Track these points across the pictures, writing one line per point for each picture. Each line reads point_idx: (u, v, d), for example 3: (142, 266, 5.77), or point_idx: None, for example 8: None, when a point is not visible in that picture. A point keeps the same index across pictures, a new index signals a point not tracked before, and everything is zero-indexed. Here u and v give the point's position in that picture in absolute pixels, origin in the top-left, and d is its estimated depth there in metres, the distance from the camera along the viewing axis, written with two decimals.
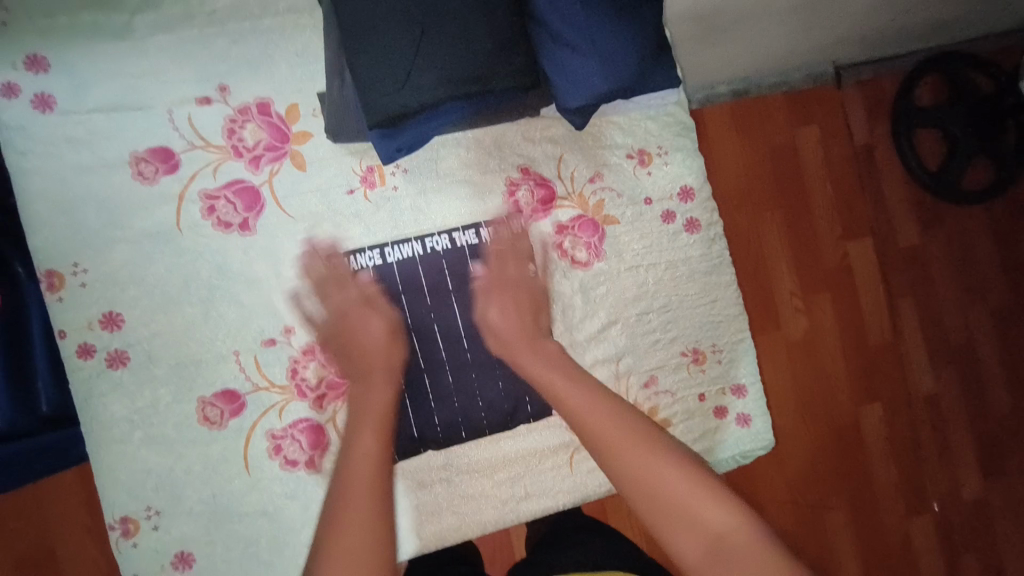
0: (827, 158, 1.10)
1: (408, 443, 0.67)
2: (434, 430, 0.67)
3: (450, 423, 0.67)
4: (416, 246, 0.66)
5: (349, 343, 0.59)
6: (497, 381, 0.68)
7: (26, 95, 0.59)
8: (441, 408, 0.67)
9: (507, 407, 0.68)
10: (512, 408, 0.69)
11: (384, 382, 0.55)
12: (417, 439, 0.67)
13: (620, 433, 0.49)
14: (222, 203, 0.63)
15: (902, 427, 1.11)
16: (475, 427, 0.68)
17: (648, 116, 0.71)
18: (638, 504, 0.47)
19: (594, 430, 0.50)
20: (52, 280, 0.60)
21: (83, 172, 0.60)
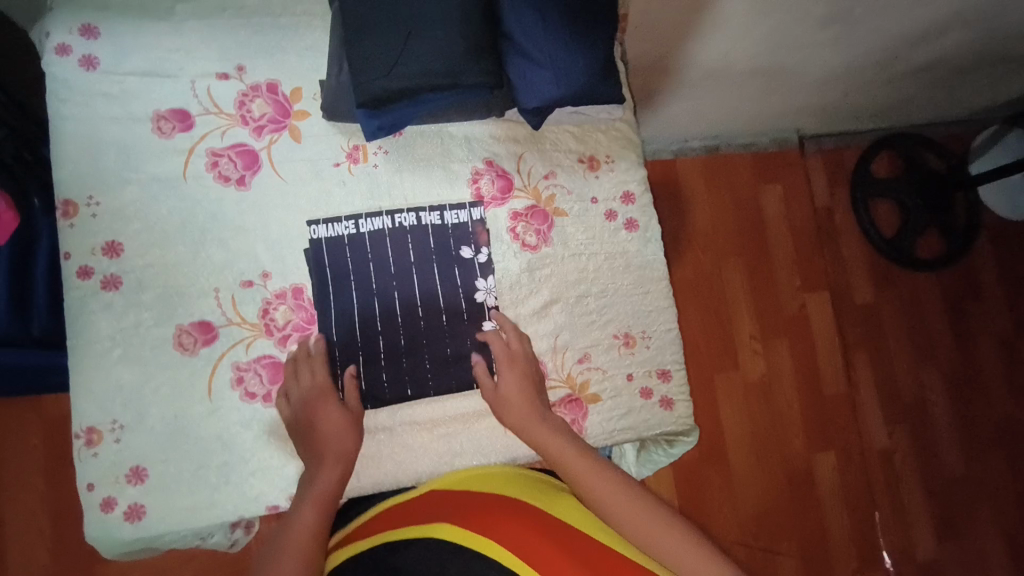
0: (711, 248, 1.71)
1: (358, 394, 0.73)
2: (382, 384, 0.74)
3: (397, 379, 0.74)
4: (386, 219, 0.76)
5: (317, 441, 0.69)
6: (447, 346, 0.76)
7: (76, 57, 0.71)
8: (392, 366, 0.74)
9: (454, 371, 0.76)
10: (457, 370, 0.76)
11: (333, 480, 0.69)
12: (366, 390, 0.73)
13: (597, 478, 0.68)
14: (224, 160, 0.73)
15: (758, 434, 1.66)
16: (421, 385, 0.75)
17: (599, 129, 0.84)
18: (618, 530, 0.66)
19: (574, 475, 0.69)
20: (68, 208, 0.69)
21: (111, 122, 0.71)
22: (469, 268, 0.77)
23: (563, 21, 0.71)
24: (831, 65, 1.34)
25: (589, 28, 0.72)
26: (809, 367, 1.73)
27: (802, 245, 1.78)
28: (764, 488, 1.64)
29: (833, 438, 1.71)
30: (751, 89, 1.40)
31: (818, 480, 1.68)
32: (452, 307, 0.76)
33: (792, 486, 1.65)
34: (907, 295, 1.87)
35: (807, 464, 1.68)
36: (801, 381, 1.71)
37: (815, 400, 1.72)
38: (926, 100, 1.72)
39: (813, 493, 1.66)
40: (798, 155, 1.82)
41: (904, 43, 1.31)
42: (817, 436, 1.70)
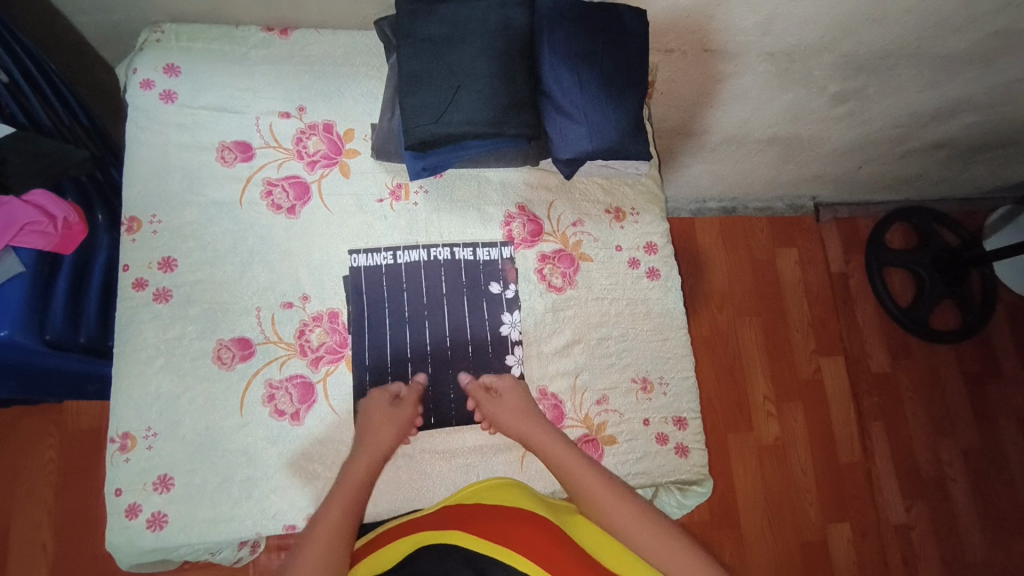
0: (727, 306, 1.74)
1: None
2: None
3: (421, 406, 0.77)
4: (422, 252, 0.81)
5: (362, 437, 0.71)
6: (470, 377, 0.79)
7: (156, 91, 0.78)
8: (417, 393, 0.77)
9: (474, 403, 0.78)
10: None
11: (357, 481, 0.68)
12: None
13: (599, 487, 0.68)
14: (278, 190, 0.79)
15: (770, 499, 1.62)
16: (444, 416, 0.78)
17: (626, 183, 0.89)
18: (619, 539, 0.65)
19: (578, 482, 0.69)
20: (132, 224, 0.75)
21: (181, 150, 0.78)
22: (496, 302, 0.81)
23: (598, 85, 0.78)
24: (846, 138, 1.41)
25: (621, 92, 0.79)
26: (825, 433, 1.71)
27: (816, 309, 1.80)
28: (778, 556, 1.58)
29: (848, 508, 1.66)
30: (769, 156, 1.47)
31: (833, 552, 1.62)
32: (479, 342, 0.80)
33: (806, 556, 1.60)
34: (923, 366, 1.87)
35: (822, 534, 1.63)
36: (815, 447, 1.69)
37: (831, 467, 1.69)
38: (940, 176, 1.77)
39: (828, 566, 1.61)
40: (814, 221, 1.87)
41: (916, 122, 1.37)
42: (833, 505, 1.66)
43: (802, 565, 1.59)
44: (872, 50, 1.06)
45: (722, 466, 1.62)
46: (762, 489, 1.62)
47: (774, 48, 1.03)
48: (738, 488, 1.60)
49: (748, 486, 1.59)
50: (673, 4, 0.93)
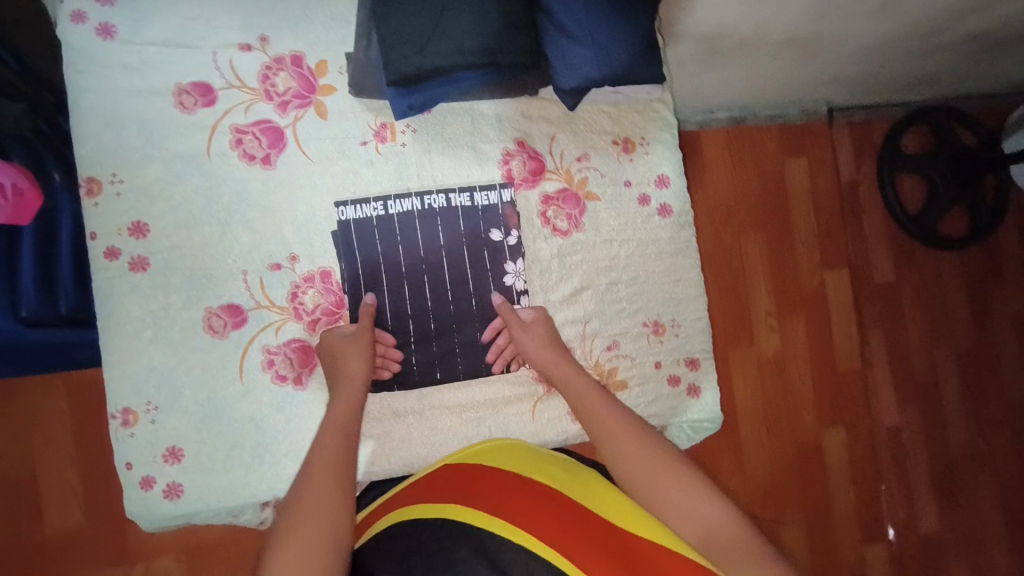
0: (732, 221, 1.68)
1: (385, 377, 0.73)
2: (410, 368, 0.74)
3: (426, 363, 0.74)
4: (415, 200, 0.74)
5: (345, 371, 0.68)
6: (474, 331, 0.75)
7: (91, 25, 0.67)
8: (420, 350, 0.74)
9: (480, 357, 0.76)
10: (486, 354, 0.76)
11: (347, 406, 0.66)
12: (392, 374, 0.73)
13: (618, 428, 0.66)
14: (249, 138, 0.71)
15: (771, 409, 1.67)
16: (450, 370, 0.75)
17: (635, 109, 0.80)
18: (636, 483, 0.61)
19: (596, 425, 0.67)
20: (92, 186, 0.67)
21: (134, 97, 0.69)
22: (498, 251, 0.76)
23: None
24: (873, 36, 1.28)
25: (631, 4, 0.69)
26: (827, 344, 1.73)
27: (824, 222, 1.75)
28: (775, 460, 1.66)
29: (845, 413, 1.73)
30: (785, 59, 1.34)
31: (827, 453, 1.71)
32: (483, 294, 0.75)
33: (802, 457, 1.68)
34: (927, 273, 1.86)
35: (819, 438, 1.70)
36: (816, 357, 1.72)
37: (830, 375, 1.73)
38: (966, 72, 1.64)
39: (822, 466, 1.70)
40: (826, 127, 1.77)
41: (954, 12, 1.23)
42: (830, 411, 1.72)
43: (798, 466, 1.68)
44: None
45: (724, 380, 1.65)
46: (763, 400, 1.66)
47: None
48: (740, 400, 1.64)
49: (750, 398, 1.63)
50: None
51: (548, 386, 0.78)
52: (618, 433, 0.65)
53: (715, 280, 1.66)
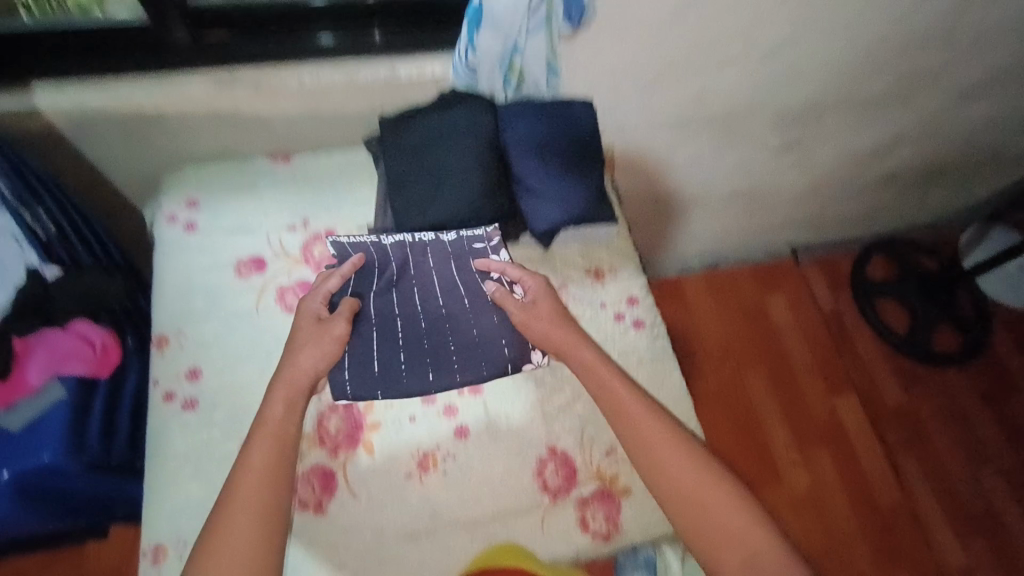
0: (730, 358, 1.81)
1: (368, 377, 0.82)
2: (398, 374, 0.83)
3: (418, 363, 0.85)
4: (407, 234, 0.87)
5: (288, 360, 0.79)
6: (472, 326, 0.87)
7: (180, 223, 0.90)
8: (411, 346, 0.85)
9: (478, 342, 0.86)
10: (484, 348, 0.86)
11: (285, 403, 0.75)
12: (376, 376, 0.82)
13: (672, 449, 0.76)
14: (291, 295, 0.88)
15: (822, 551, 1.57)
16: (444, 368, 0.85)
17: (601, 246, 0.98)
18: (690, 503, 0.73)
19: (649, 443, 0.76)
20: (162, 342, 0.83)
21: (204, 271, 0.88)
22: (481, 253, 0.88)
23: (562, 166, 0.91)
24: (801, 185, 1.54)
25: (581, 169, 0.92)
26: (861, 470, 1.70)
27: (817, 350, 1.86)
28: None
29: (904, 548, 1.62)
30: (735, 211, 1.60)
31: None
32: (478, 304, 0.88)
33: None
34: (938, 390, 1.87)
35: None
36: (853, 486, 1.68)
37: (874, 504, 1.67)
38: (899, 208, 1.90)
39: None
40: (792, 265, 1.99)
41: (861, 159, 1.50)
42: (887, 548, 1.61)
43: None
44: (798, 104, 1.21)
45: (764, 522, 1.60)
46: (811, 539, 1.58)
47: (714, 113, 1.16)
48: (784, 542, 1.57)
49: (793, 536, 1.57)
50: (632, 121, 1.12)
51: (553, 496, 0.81)
52: (670, 452, 0.75)
53: (727, 414, 1.74)
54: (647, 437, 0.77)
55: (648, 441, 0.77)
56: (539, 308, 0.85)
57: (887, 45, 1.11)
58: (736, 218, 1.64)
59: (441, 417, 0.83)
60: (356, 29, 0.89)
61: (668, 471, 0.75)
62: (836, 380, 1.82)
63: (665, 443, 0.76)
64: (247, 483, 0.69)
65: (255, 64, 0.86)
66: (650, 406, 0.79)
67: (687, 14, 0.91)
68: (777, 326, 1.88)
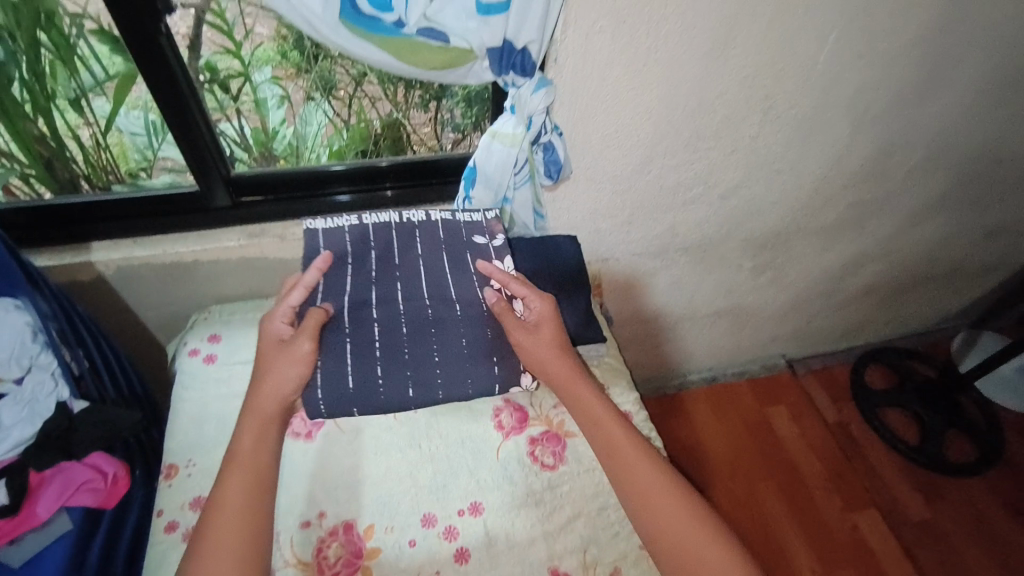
0: (739, 473, 1.75)
1: (343, 394, 0.86)
2: (375, 386, 0.87)
3: (396, 376, 0.88)
4: (396, 217, 0.94)
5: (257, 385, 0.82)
6: (461, 337, 0.90)
7: (201, 356, 0.97)
8: (386, 363, 0.88)
9: (463, 357, 0.90)
10: (465, 365, 0.90)
11: (256, 433, 0.79)
12: (352, 394, 0.86)
13: (667, 500, 0.80)
14: (298, 420, 0.92)
15: None
16: (427, 380, 0.89)
17: (593, 364, 1.03)
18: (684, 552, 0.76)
19: (645, 493, 0.80)
20: (171, 471, 0.86)
21: (219, 400, 0.93)
22: (482, 253, 0.94)
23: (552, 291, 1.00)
24: (782, 301, 1.65)
25: (568, 290, 1.01)
26: None
27: (827, 461, 1.82)
28: None
29: None
30: (723, 326, 1.69)
31: None
32: (469, 315, 0.92)
33: None
34: (960, 504, 1.80)
35: None
36: None
37: None
38: (883, 318, 1.98)
39: None
40: (790, 376, 2.02)
41: (833, 276, 1.61)
42: None
43: None
44: (763, 231, 1.34)
45: None
46: None
47: (688, 242, 1.29)
48: None
49: None
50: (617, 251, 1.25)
51: None
52: (664, 501, 0.80)
53: (745, 533, 1.63)
54: (641, 488, 0.81)
55: (643, 491, 0.81)
56: (541, 334, 0.90)
57: (832, 181, 1.27)
58: (726, 333, 1.72)
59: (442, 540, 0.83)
60: (369, 185, 1.05)
61: (662, 521, 0.78)
62: (855, 495, 1.75)
63: (660, 493, 0.80)
64: (230, 513, 0.72)
65: (284, 221, 1.01)
66: (649, 457, 0.84)
67: (650, 167, 1.07)
68: (782, 438, 1.85)
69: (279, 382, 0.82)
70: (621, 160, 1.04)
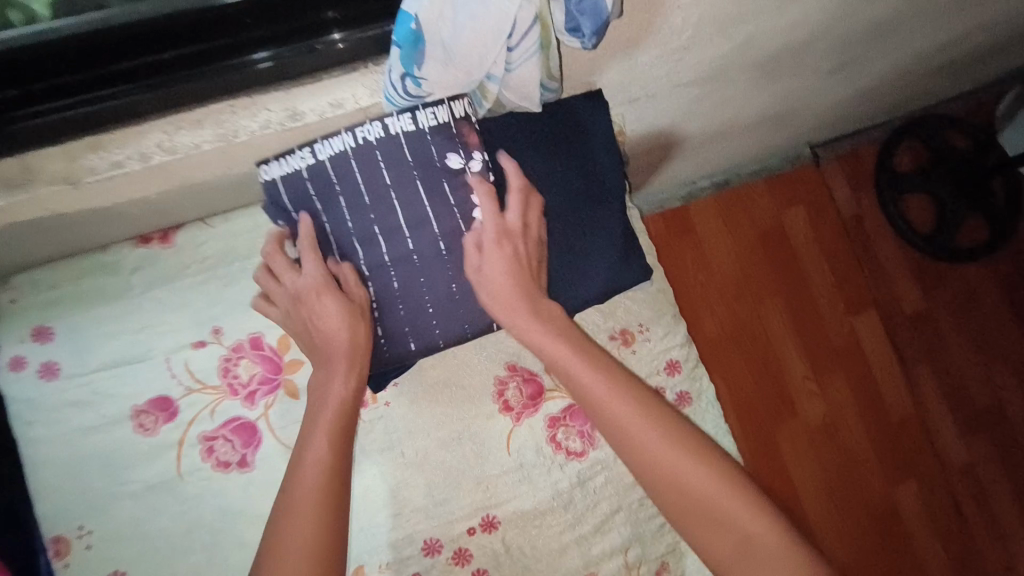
0: (743, 289, 1.61)
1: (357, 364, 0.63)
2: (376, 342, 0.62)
3: (395, 333, 0.62)
4: (346, 137, 0.58)
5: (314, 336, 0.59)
6: (451, 284, 0.62)
7: (35, 367, 0.63)
8: (386, 319, 0.62)
9: (466, 315, 0.63)
10: (466, 311, 0.63)
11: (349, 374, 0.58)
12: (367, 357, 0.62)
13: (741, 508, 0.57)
14: (220, 443, 0.65)
15: (835, 474, 1.55)
16: (427, 339, 0.63)
17: (627, 297, 0.73)
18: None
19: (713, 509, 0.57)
20: (60, 546, 0.62)
21: (89, 433, 0.63)
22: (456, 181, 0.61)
23: (568, 208, 0.66)
24: (840, 95, 1.23)
25: (590, 200, 0.67)
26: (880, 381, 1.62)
27: (836, 266, 1.67)
28: (857, 528, 1.53)
29: (915, 453, 1.60)
30: (759, 131, 1.30)
31: (911, 498, 1.57)
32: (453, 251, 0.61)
33: (885, 515, 1.54)
34: (959, 290, 1.73)
35: (898, 490, 1.57)
36: (870, 403, 1.61)
37: (887, 414, 1.62)
38: (942, 87, 1.58)
39: (905, 518, 1.55)
40: (815, 169, 1.70)
41: (918, 60, 1.19)
42: (899, 457, 1.59)
43: (884, 525, 1.54)
44: (866, 24, 0.88)
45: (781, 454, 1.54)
46: (825, 465, 1.54)
47: (758, 56, 0.83)
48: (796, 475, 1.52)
49: (805, 467, 1.52)
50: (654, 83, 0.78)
51: None
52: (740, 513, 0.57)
53: (742, 350, 1.58)
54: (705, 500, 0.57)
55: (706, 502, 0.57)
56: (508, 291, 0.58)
57: None
58: (756, 138, 1.35)
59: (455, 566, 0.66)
60: (292, 37, 0.54)
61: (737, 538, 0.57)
62: (856, 299, 1.67)
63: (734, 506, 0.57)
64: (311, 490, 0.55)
65: (62, 143, 0.52)
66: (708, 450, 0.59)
67: None
68: (797, 244, 1.65)
69: (340, 330, 0.58)
70: None
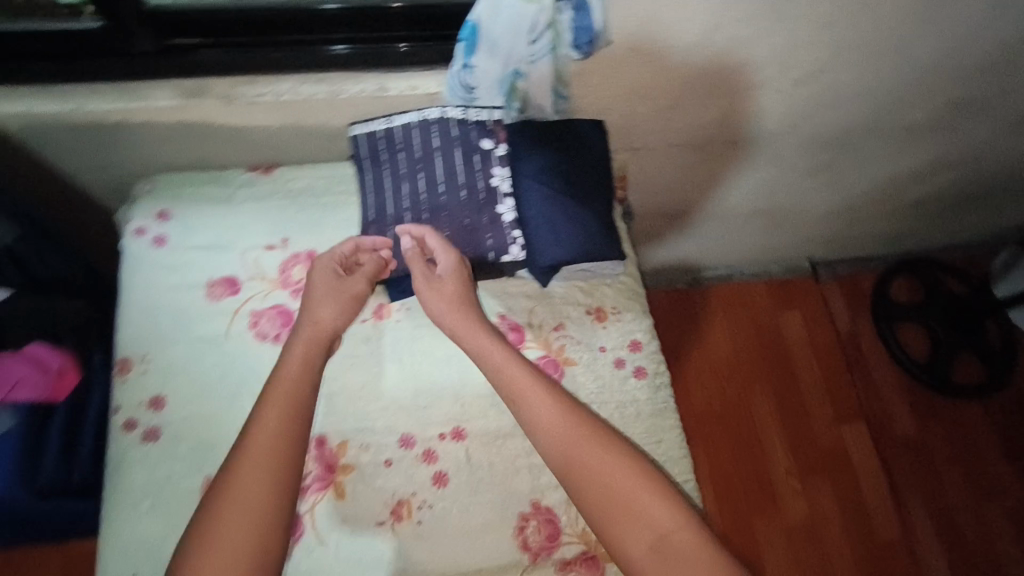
0: (731, 377, 1.60)
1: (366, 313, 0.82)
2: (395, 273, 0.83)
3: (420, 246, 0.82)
4: (415, 114, 0.84)
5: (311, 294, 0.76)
6: (465, 220, 0.83)
7: (150, 237, 0.84)
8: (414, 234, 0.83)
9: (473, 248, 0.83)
10: (475, 239, 0.83)
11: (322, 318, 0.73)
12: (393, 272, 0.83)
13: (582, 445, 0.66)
14: (263, 320, 0.81)
15: None
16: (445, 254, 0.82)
17: (606, 283, 0.90)
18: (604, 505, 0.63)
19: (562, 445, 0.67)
20: (125, 366, 0.78)
21: (173, 290, 0.82)
22: (488, 159, 0.84)
23: (566, 192, 0.84)
24: (823, 207, 1.39)
25: (588, 192, 0.85)
26: (873, 503, 1.48)
27: (834, 372, 1.62)
28: None
29: None
30: (755, 228, 1.44)
31: None
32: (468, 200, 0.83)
33: None
34: (974, 426, 1.56)
35: None
36: (861, 524, 1.45)
37: (881, 542, 1.44)
38: None
39: None
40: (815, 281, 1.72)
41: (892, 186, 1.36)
42: None
43: None
44: (831, 127, 1.09)
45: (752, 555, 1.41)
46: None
47: (735, 134, 1.05)
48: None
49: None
50: (654, 131, 1.02)
51: (535, 556, 0.73)
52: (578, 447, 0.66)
53: (721, 435, 1.54)
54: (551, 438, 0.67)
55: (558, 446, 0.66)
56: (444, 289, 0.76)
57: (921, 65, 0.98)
58: (745, 230, 1.46)
59: (422, 463, 0.77)
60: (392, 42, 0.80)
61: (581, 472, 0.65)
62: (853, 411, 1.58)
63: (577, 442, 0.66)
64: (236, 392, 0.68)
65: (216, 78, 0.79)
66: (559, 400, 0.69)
67: (717, 36, 0.85)
68: (790, 345, 1.65)
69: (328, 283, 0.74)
70: (682, 26, 0.82)
